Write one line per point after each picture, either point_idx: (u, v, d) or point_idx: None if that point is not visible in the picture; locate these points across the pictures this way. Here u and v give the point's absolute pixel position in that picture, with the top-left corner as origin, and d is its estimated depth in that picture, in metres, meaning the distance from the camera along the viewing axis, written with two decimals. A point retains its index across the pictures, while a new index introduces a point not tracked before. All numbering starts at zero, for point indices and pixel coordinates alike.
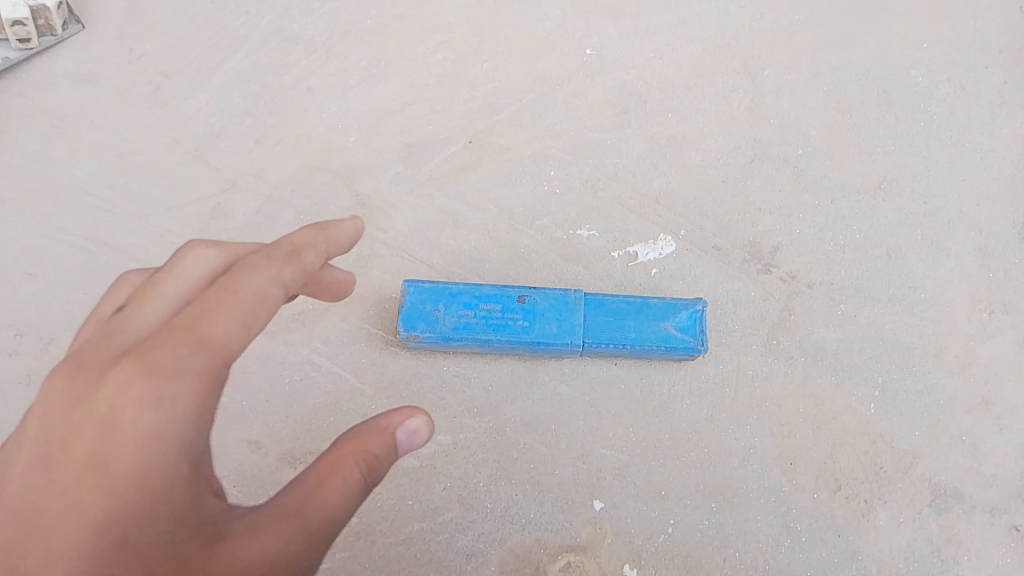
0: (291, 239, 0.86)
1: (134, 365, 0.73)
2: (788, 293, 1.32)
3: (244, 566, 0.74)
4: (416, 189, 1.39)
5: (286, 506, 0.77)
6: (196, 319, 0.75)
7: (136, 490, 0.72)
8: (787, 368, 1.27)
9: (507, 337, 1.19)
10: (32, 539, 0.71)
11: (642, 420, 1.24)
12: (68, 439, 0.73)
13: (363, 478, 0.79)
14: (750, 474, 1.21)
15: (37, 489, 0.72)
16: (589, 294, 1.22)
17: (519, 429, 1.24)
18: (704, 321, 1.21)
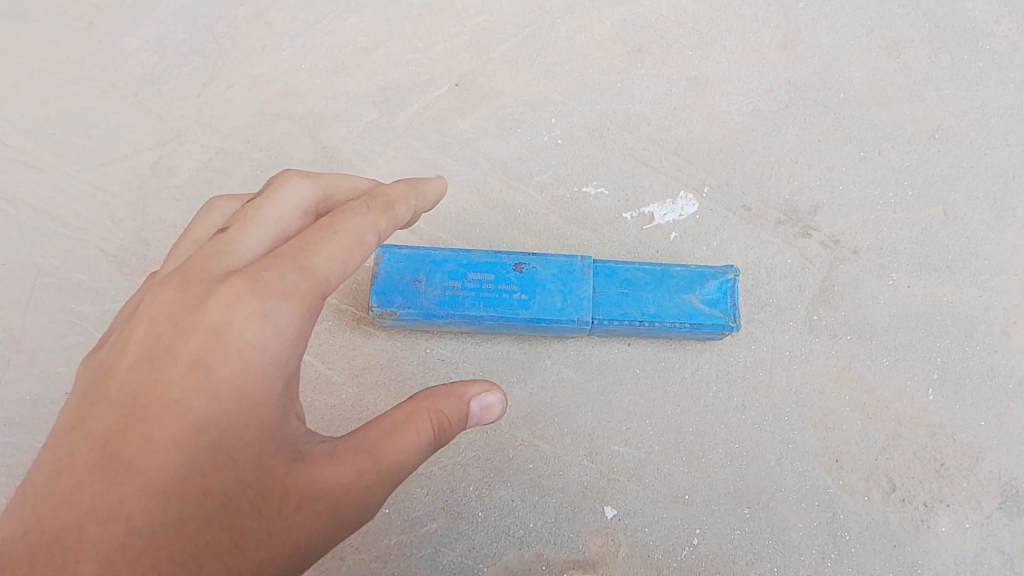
0: (387, 190, 0.78)
1: (246, 283, 0.65)
2: (830, 260, 1.13)
3: (318, 491, 0.63)
4: (393, 140, 1.18)
5: (352, 445, 0.65)
6: (301, 250, 0.67)
7: (237, 405, 0.63)
8: (830, 348, 1.08)
9: (502, 313, 0.99)
10: (123, 431, 0.62)
11: (661, 411, 1.05)
12: (169, 340, 0.65)
13: (432, 439, 0.67)
14: (789, 474, 1.03)
15: (129, 385, 0.64)
16: (600, 262, 1.02)
17: (516, 422, 1.05)
18: (737, 294, 1.01)
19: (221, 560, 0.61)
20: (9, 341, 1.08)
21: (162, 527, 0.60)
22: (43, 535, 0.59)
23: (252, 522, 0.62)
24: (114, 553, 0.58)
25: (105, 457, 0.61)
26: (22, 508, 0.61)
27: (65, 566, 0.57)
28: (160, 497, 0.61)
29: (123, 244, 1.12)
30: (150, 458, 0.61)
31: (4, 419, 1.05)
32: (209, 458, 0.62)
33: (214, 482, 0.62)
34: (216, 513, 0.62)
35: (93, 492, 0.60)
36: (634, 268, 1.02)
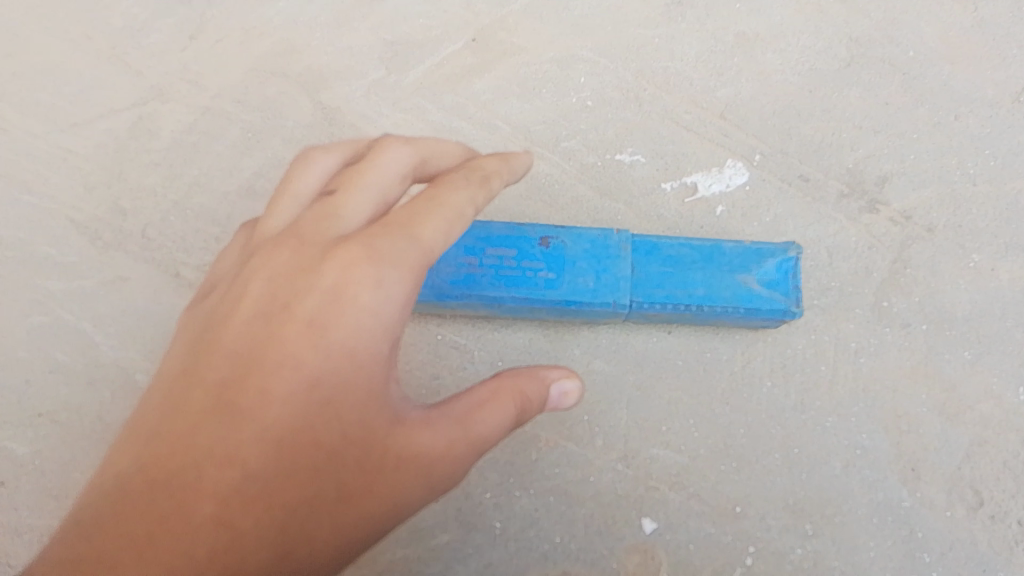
0: (484, 163, 0.70)
1: (360, 249, 0.60)
2: (901, 239, 0.98)
3: (414, 454, 0.60)
4: (403, 101, 1.04)
5: (445, 413, 0.63)
6: (408, 219, 0.62)
7: (351, 363, 0.59)
8: (903, 339, 0.94)
9: (526, 295, 0.85)
10: (239, 375, 0.57)
11: (707, 410, 0.91)
12: (286, 290, 0.61)
13: (515, 417, 0.65)
14: (858, 485, 0.88)
15: (243, 333, 0.59)
16: (640, 237, 0.88)
17: (540, 421, 0.91)
18: (800, 275, 0.87)
19: (328, 515, 0.56)
20: None
21: (276, 476, 0.55)
22: (157, 473, 0.53)
23: (357, 478, 0.58)
24: (232, 496, 0.53)
25: (219, 399, 0.56)
26: (128, 444, 0.56)
27: (183, 505, 0.52)
28: (276, 447, 0.55)
29: (96, 214, 0.99)
30: (264, 407, 0.56)
31: None
32: (323, 411, 0.57)
33: (323, 436, 0.57)
34: (323, 466, 0.57)
35: (210, 432, 0.55)
36: (679, 243, 0.88)
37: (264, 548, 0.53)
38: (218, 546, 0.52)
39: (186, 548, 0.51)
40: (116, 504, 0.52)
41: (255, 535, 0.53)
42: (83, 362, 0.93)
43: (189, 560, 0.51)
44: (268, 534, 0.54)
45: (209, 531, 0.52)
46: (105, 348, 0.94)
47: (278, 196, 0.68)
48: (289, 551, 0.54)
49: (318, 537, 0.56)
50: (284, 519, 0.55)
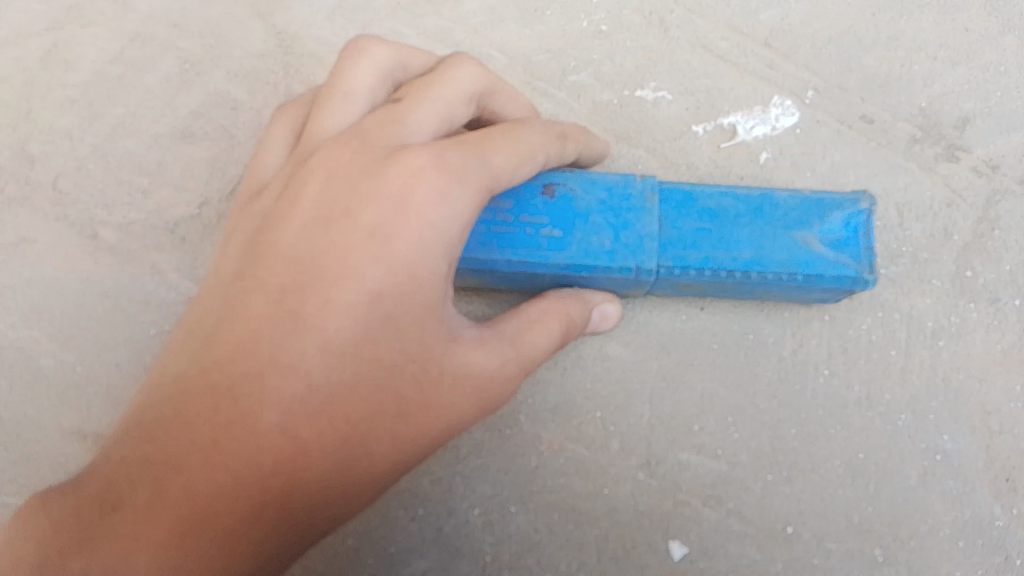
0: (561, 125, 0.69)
1: (430, 158, 0.54)
2: (988, 194, 0.79)
3: (469, 374, 0.56)
4: (375, 24, 0.85)
5: (494, 332, 0.60)
6: (479, 143, 0.57)
7: (415, 275, 0.53)
8: (992, 318, 0.76)
9: (525, 257, 0.66)
10: (300, 278, 0.53)
11: (750, 406, 0.73)
12: (348, 189, 0.55)
13: (560, 340, 0.65)
14: (938, 499, 0.71)
15: (303, 232, 0.54)
16: (668, 185, 0.70)
17: (540, 420, 0.74)
18: (872, 233, 0.69)
19: (388, 432, 0.54)
20: None
21: (339, 390, 0.52)
22: (220, 377, 0.51)
23: (417, 396, 0.54)
24: (295, 409, 0.51)
25: (280, 303, 0.52)
26: (189, 345, 0.54)
27: (247, 414, 0.50)
28: (339, 360, 0.52)
29: None
30: (326, 316, 0.52)
31: None
32: (384, 327, 0.53)
33: (383, 353, 0.53)
34: (383, 384, 0.53)
35: (272, 338, 0.51)
36: (717, 193, 0.70)
37: (326, 460, 0.52)
38: (283, 456, 0.50)
39: (251, 457, 0.50)
40: (176, 405, 0.51)
41: (316, 449, 0.51)
42: None
43: (252, 471, 0.50)
44: (330, 448, 0.52)
45: (271, 442, 0.50)
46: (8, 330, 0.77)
47: (334, 88, 0.62)
48: (351, 465, 0.53)
49: (378, 453, 0.54)
50: (346, 433, 0.52)
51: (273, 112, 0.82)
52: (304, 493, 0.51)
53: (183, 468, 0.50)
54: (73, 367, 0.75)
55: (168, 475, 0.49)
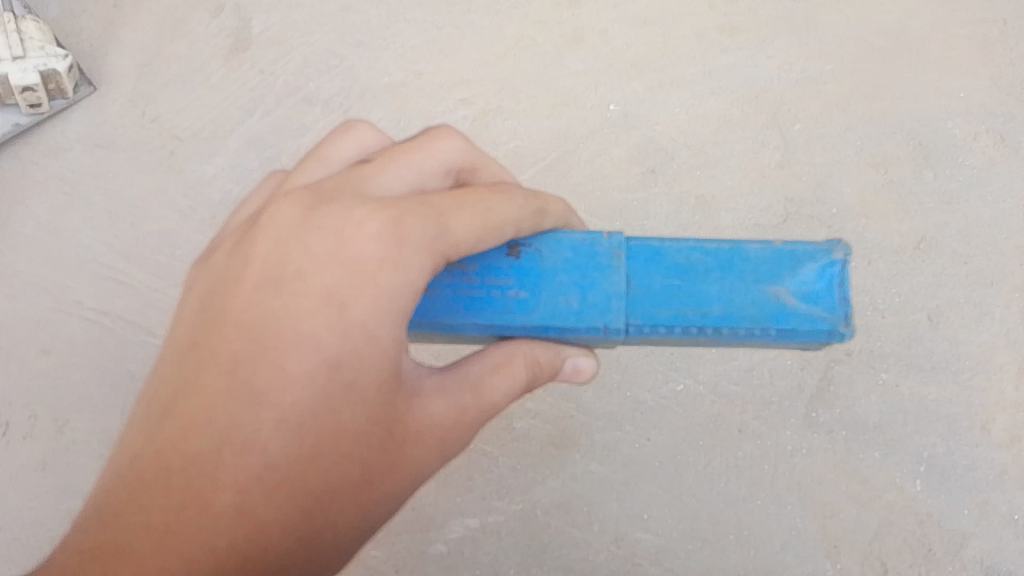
0: (546, 201, 0.88)
1: (387, 226, 0.73)
2: (826, 361, 1.26)
3: (431, 424, 0.76)
4: None
5: (458, 381, 0.79)
6: (442, 210, 0.75)
7: (364, 341, 0.71)
8: (827, 443, 1.23)
9: (496, 316, 0.84)
10: (254, 352, 0.71)
11: (678, 501, 1.21)
12: (296, 262, 0.73)
13: (525, 380, 0.83)
14: (793, 558, 1.19)
15: (255, 307, 0.72)
16: (639, 242, 0.88)
17: (550, 511, 1.22)
18: (846, 281, 0.88)
19: (351, 492, 0.72)
20: (108, 442, 1.28)
21: (292, 460, 0.69)
22: (172, 461, 0.68)
23: (381, 458, 0.73)
24: (251, 484, 0.68)
25: (235, 377, 0.70)
26: (147, 427, 0.71)
27: (203, 496, 0.67)
28: (288, 434, 0.70)
29: None
30: (277, 394, 0.70)
31: None
32: (343, 392, 0.71)
33: (346, 419, 0.71)
34: (346, 448, 0.72)
35: (231, 416, 0.69)
36: (687, 251, 0.89)
37: (282, 534, 0.69)
38: (240, 533, 0.67)
39: (211, 537, 0.67)
40: (137, 491, 0.68)
41: (272, 519, 0.69)
42: None
43: (207, 547, 0.66)
44: (290, 514, 0.69)
45: (227, 518, 0.67)
46: None
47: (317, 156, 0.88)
48: (311, 536, 0.71)
49: (339, 518, 0.72)
50: (304, 502, 0.70)
51: None
52: (264, 564, 0.68)
53: (138, 556, 0.66)
54: None
55: (124, 564, 0.65)
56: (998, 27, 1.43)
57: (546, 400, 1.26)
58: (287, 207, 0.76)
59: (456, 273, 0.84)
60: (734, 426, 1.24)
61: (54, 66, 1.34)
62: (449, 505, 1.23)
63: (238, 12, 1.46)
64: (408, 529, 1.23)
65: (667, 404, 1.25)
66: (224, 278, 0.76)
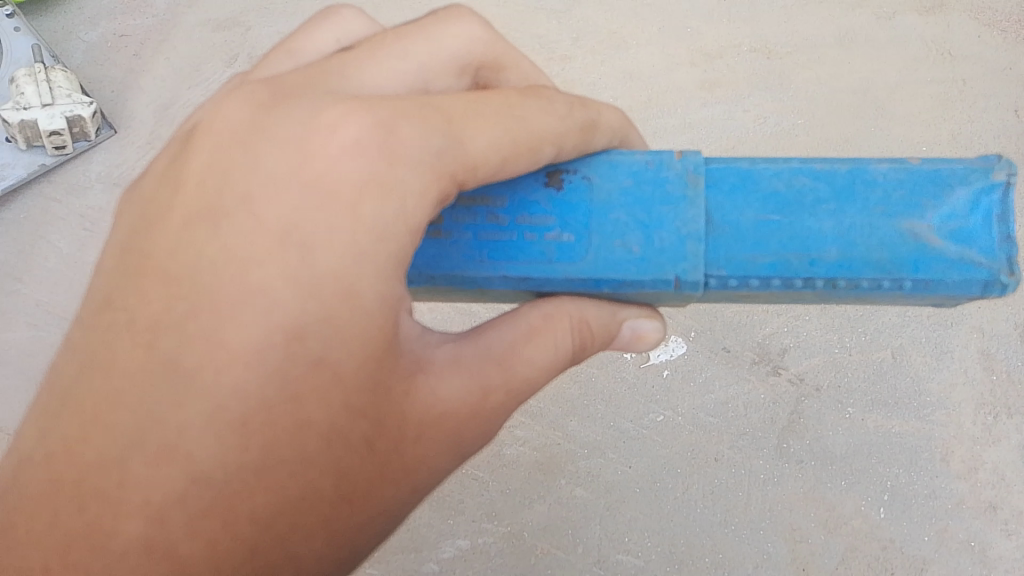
0: (599, 109, 0.77)
1: (382, 141, 0.65)
2: (796, 396, 1.35)
3: (442, 411, 0.68)
4: None
5: (490, 353, 0.71)
6: (457, 122, 0.67)
7: (325, 302, 0.63)
8: (797, 473, 1.31)
9: (536, 267, 0.70)
10: (181, 319, 0.63)
11: (658, 526, 1.29)
12: (242, 189, 0.64)
13: (573, 349, 0.73)
14: None
15: (184, 254, 0.64)
16: (721, 165, 0.72)
17: (536, 533, 1.30)
18: (1010, 213, 0.68)
19: (310, 507, 0.65)
20: None
21: (226, 468, 0.62)
22: (75, 473, 0.62)
23: (354, 466, 0.66)
24: (170, 506, 0.61)
25: (154, 351, 0.62)
26: (47, 423, 0.64)
27: (109, 524, 0.60)
28: (221, 437, 0.62)
29: None
30: (209, 384, 0.62)
31: None
32: (311, 371, 0.63)
33: (310, 413, 0.64)
34: (309, 452, 0.64)
35: (149, 410, 0.62)
36: (792, 177, 0.71)
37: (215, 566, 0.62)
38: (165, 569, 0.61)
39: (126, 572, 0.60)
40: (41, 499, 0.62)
41: (196, 549, 0.61)
42: None
43: None
44: (235, 537, 0.62)
45: (135, 552, 0.60)
46: None
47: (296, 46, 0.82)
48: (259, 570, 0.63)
49: (295, 547, 0.65)
50: (241, 526, 0.62)
51: None
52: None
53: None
54: None
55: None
56: (956, 87, 1.55)
57: (534, 427, 1.34)
58: (235, 109, 0.68)
59: (479, 211, 0.71)
60: (710, 455, 1.32)
61: (79, 111, 1.44)
62: (442, 527, 1.31)
63: (252, 61, 1.56)
64: (402, 549, 1.30)
65: (648, 434, 1.33)
66: (148, 216, 0.67)
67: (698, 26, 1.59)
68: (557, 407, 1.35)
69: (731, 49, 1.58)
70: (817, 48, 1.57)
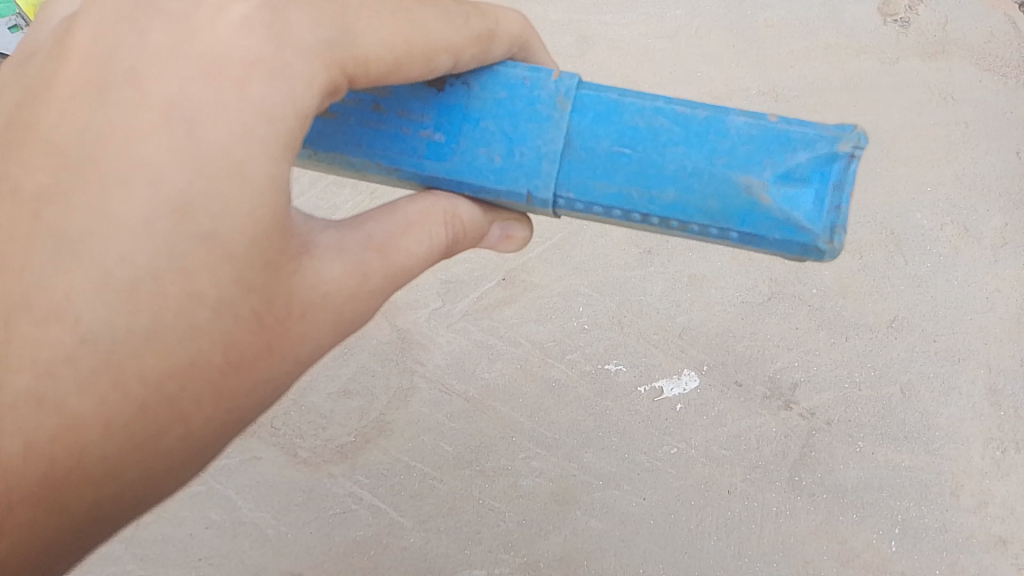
0: (499, 18, 0.70)
1: (268, 27, 0.60)
2: (808, 429, 1.38)
3: (324, 293, 0.65)
4: (452, 323, 1.47)
5: (366, 239, 0.68)
6: (352, 20, 0.63)
7: (214, 175, 0.59)
8: (809, 505, 1.34)
9: (403, 160, 0.69)
10: (66, 187, 0.60)
11: (672, 558, 1.31)
12: (127, 61, 0.61)
13: (445, 241, 0.70)
14: None
15: (70, 122, 0.61)
16: (591, 91, 0.67)
17: (552, 564, 1.32)
18: (846, 185, 0.64)
19: (208, 380, 0.62)
20: None
21: (114, 336, 0.59)
22: None
23: (251, 338, 0.63)
24: (55, 367, 0.58)
25: (41, 219, 0.60)
26: None
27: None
28: (106, 303, 0.58)
29: None
30: (93, 249, 0.58)
31: (142, 555, 1.34)
32: (198, 245, 0.59)
33: (203, 286, 0.60)
34: (202, 324, 0.60)
35: (34, 271, 0.59)
36: (654, 111, 0.66)
37: (104, 430, 0.60)
38: (50, 429, 0.59)
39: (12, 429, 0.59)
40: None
41: (85, 408, 0.59)
42: (233, 522, 1.36)
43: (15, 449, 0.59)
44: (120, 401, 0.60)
45: (25, 408, 0.58)
46: (246, 511, 1.36)
47: None
48: (151, 439, 0.61)
49: (194, 416, 0.62)
50: (132, 394, 0.60)
51: (394, 377, 1.43)
52: (87, 466, 0.60)
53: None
54: (285, 533, 1.35)
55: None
56: (959, 130, 1.59)
57: (549, 458, 1.37)
58: None
59: (362, 96, 0.69)
60: (723, 487, 1.34)
61: None
62: (458, 557, 1.33)
63: None
64: None
65: (661, 466, 1.36)
66: (34, 84, 0.64)
67: (708, 71, 1.65)
68: (572, 439, 1.39)
69: (740, 93, 1.63)
70: (822, 92, 1.62)
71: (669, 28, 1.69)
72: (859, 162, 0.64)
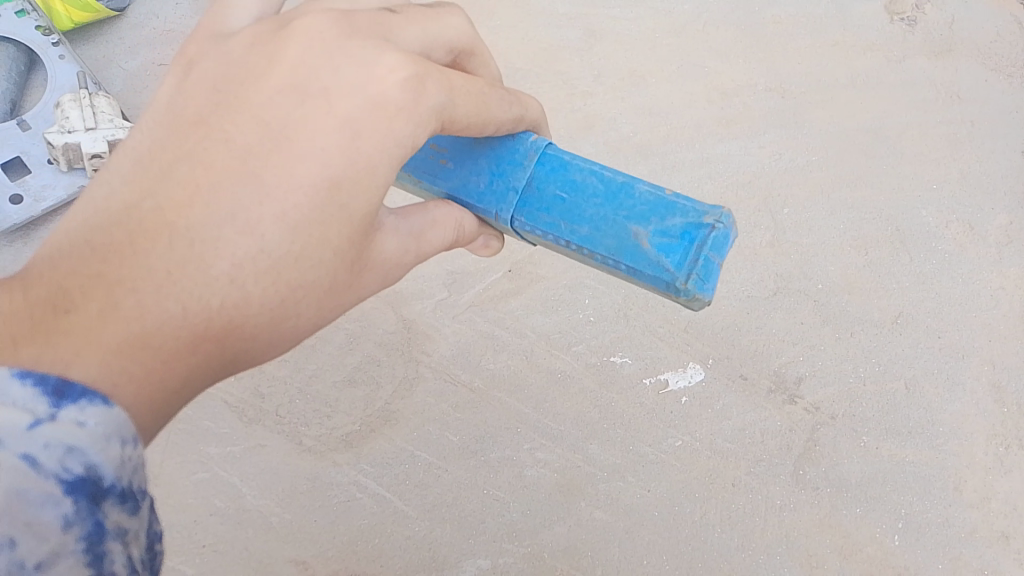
0: (528, 103, 0.84)
1: (409, 83, 0.71)
2: (813, 423, 1.38)
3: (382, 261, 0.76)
4: (458, 314, 1.47)
5: (409, 226, 0.78)
6: (460, 96, 0.75)
7: (363, 177, 0.71)
8: (812, 498, 1.34)
9: (422, 176, 0.84)
10: (267, 144, 0.70)
11: (675, 549, 1.31)
12: (321, 77, 0.71)
13: (453, 240, 0.81)
14: None
15: (274, 106, 0.71)
16: (554, 150, 0.82)
17: (555, 554, 1.31)
18: (707, 249, 0.76)
19: (319, 300, 0.73)
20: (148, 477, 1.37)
21: (286, 255, 0.70)
22: (170, 218, 0.68)
23: (346, 278, 0.73)
24: (244, 264, 0.68)
25: (244, 167, 0.70)
26: (139, 181, 0.70)
27: (201, 260, 0.67)
28: (284, 230, 0.69)
29: (242, 397, 1.42)
30: (281, 194, 0.69)
31: None
32: (338, 212, 0.70)
33: (332, 235, 0.71)
34: (326, 260, 0.71)
35: (232, 197, 0.69)
36: (590, 170, 0.81)
37: (263, 314, 0.70)
38: (229, 301, 0.68)
39: (205, 295, 0.67)
40: (128, 243, 0.67)
41: (258, 293, 0.69)
42: (238, 509, 1.35)
43: (206, 310, 0.67)
44: (268, 302, 0.70)
45: (221, 285, 0.68)
46: (251, 498, 1.36)
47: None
48: (281, 321, 0.72)
49: (303, 314, 0.73)
50: (283, 296, 0.71)
51: (400, 367, 1.44)
52: None
53: (137, 291, 0.64)
54: (290, 519, 1.34)
55: (123, 294, 0.64)
56: (965, 127, 1.59)
57: (554, 450, 1.38)
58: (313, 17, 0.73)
59: None
60: (728, 480, 1.35)
61: (121, 136, 1.49)
62: (461, 547, 1.32)
63: None
64: (422, 567, 1.31)
65: (666, 457, 1.36)
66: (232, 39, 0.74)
67: (715, 65, 1.66)
68: (578, 430, 1.39)
69: (747, 88, 1.64)
70: (830, 88, 1.63)
71: (676, 23, 1.70)
72: (722, 234, 0.77)
